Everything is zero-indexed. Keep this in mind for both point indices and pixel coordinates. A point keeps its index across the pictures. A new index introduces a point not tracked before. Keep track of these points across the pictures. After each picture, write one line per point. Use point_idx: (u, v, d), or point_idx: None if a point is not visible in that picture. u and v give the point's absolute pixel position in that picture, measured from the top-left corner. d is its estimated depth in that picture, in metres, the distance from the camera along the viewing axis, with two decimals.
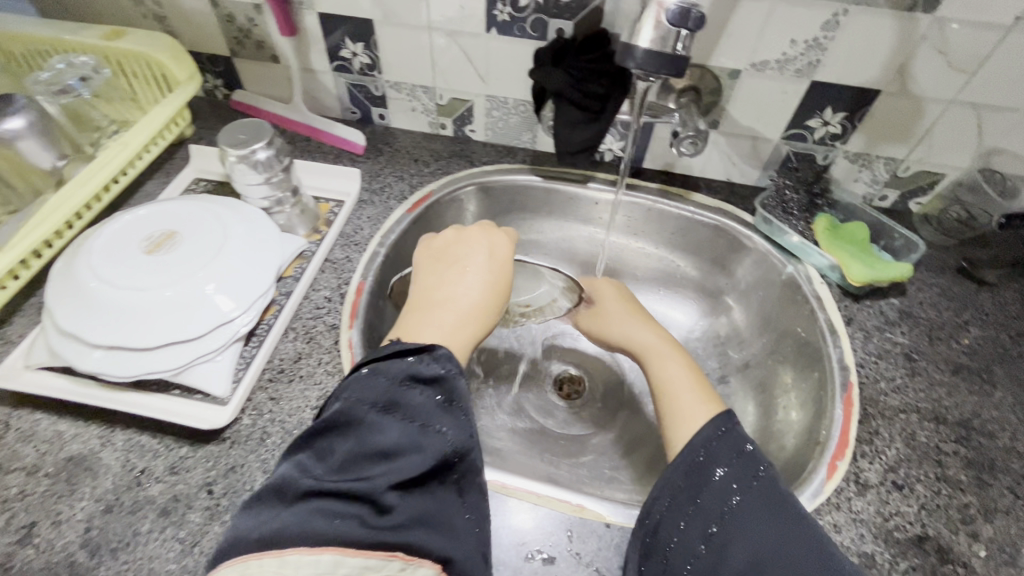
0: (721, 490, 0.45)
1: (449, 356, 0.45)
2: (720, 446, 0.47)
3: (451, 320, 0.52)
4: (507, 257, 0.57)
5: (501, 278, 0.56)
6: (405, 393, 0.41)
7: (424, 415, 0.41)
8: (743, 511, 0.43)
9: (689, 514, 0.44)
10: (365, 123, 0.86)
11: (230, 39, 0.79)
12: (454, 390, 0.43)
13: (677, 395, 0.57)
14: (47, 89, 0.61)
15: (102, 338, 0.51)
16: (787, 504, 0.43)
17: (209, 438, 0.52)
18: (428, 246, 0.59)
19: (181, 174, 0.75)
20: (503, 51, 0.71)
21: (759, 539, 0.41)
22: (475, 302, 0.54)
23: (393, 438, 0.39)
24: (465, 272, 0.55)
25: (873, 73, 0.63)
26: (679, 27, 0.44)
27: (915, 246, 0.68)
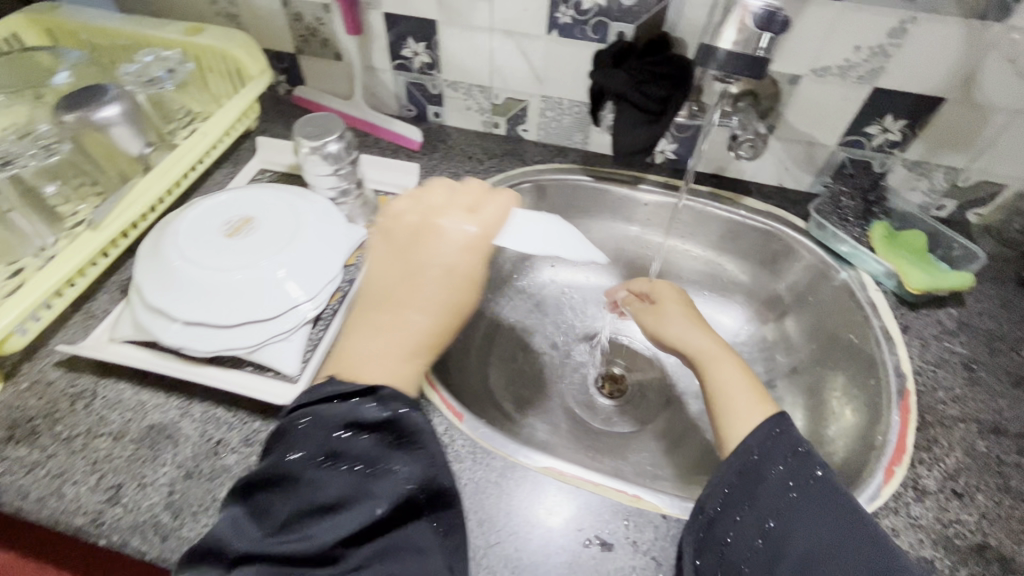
0: (778, 485, 0.45)
1: (394, 396, 0.44)
2: (778, 447, 0.47)
3: (402, 346, 0.47)
4: (478, 268, 0.50)
5: (465, 293, 0.50)
6: (345, 441, 0.41)
7: (367, 459, 0.41)
8: (802, 505, 0.43)
9: (746, 508, 0.45)
10: (420, 120, 0.89)
11: (297, 37, 0.83)
12: (403, 428, 0.43)
13: (728, 395, 0.56)
14: (136, 79, 0.67)
15: (187, 313, 0.55)
16: (847, 504, 0.44)
17: (280, 413, 0.54)
18: (393, 241, 0.52)
19: (248, 165, 0.78)
20: (563, 53, 0.73)
21: (819, 534, 0.42)
22: (429, 329, 0.48)
23: (336, 489, 0.39)
24: (426, 288, 0.49)
25: (938, 80, 0.63)
26: (764, 30, 0.45)
27: (975, 257, 0.67)
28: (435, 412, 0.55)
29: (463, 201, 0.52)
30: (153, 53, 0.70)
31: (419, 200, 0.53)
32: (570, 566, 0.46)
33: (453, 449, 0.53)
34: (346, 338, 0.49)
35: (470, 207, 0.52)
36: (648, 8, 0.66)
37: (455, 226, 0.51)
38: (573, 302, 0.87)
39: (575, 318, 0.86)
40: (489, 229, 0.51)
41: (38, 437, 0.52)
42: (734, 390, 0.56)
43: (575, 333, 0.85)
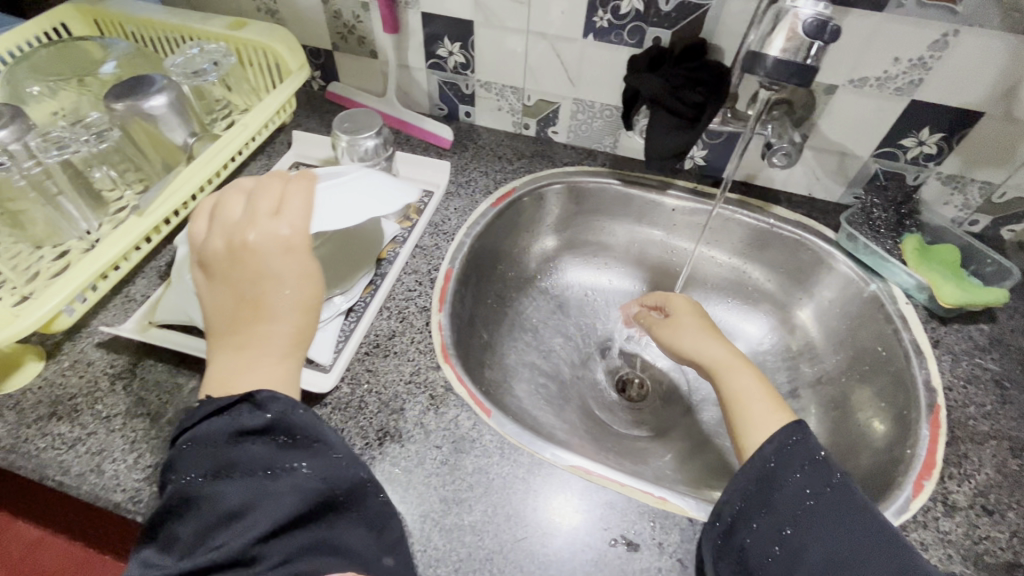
0: (794, 493, 0.45)
1: (274, 396, 0.43)
2: (794, 453, 0.47)
3: (269, 357, 0.46)
4: (305, 259, 0.48)
5: (310, 286, 0.48)
6: (240, 450, 0.41)
7: (264, 462, 0.41)
8: (820, 513, 0.43)
9: (766, 514, 0.45)
10: (451, 119, 0.90)
11: (334, 34, 0.84)
12: (291, 424, 0.43)
13: (745, 403, 0.55)
14: (183, 71, 0.69)
15: None
16: (866, 511, 0.43)
17: (313, 401, 0.55)
18: (210, 267, 0.48)
19: (283, 157, 0.80)
20: (598, 57, 0.73)
21: (835, 542, 0.42)
22: (293, 330, 0.47)
23: (238, 496, 0.39)
24: (268, 296, 0.46)
25: (978, 94, 0.62)
26: (815, 39, 0.46)
27: (1009, 273, 0.66)
28: (464, 405, 0.56)
29: (271, 201, 0.49)
30: (199, 46, 0.72)
31: (219, 218, 0.49)
32: (596, 564, 0.47)
33: (481, 443, 0.53)
34: (210, 369, 0.46)
35: (276, 206, 0.49)
36: (686, 14, 0.66)
37: (264, 233, 0.47)
38: (596, 304, 0.87)
39: (597, 321, 0.86)
40: (302, 220, 0.49)
41: (78, 415, 0.54)
42: (751, 400, 0.55)
43: (597, 335, 0.85)
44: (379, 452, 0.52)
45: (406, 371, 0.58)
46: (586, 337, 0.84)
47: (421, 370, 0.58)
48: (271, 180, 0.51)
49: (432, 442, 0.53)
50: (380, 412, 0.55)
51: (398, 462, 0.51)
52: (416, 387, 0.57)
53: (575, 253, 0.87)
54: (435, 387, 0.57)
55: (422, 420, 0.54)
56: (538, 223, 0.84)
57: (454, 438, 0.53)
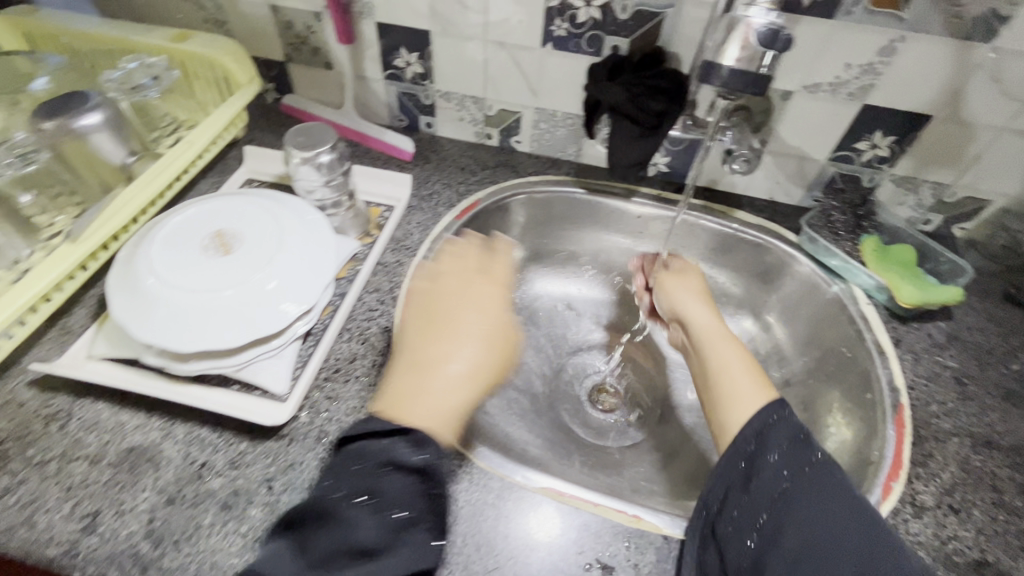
0: (771, 477, 0.44)
1: (433, 441, 0.45)
2: (774, 433, 0.46)
3: (450, 390, 0.49)
4: (502, 307, 0.57)
5: (501, 335, 0.54)
6: (386, 480, 0.43)
7: (403, 502, 0.42)
8: (795, 497, 0.42)
9: (748, 500, 0.44)
10: (412, 130, 0.88)
11: (286, 45, 0.81)
12: (437, 474, 0.44)
13: (730, 376, 0.55)
14: (120, 87, 0.64)
15: (151, 337, 0.50)
16: (846, 494, 0.42)
17: (268, 434, 0.52)
18: (416, 316, 0.56)
19: (234, 174, 0.77)
20: (557, 66, 0.73)
21: (812, 527, 0.40)
22: (474, 365, 0.51)
23: (373, 535, 0.40)
24: (458, 334, 0.52)
25: (926, 98, 0.63)
26: (768, 48, 0.46)
27: (961, 271, 0.68)
28: None
29: (470, 262, 0.61)
30: (137, 60, 0.68)
31: (433, 276, 0.60)
32: None
33: (449, 469, 0.51)
34: (384, 381, 0.50)
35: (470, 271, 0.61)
36: (642, 23, 0.66)
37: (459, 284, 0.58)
38: (566, 315, 0.85)
39: (569, 331, 0.84)
40: (491, 283, 0.59)
41: (7, 463, 0.49)
42: (731, 382, 0.54)
43: (569, 346, 0.83)
44: None
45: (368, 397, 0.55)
46: (558, 346, 0.83)
47: None
48: (467, 254, 0.62)
49: None
50: None
51: None
52: None
53: (542, 263, 0.86)
54: None
55: None
56: (504, 234, 0.83)
57: None
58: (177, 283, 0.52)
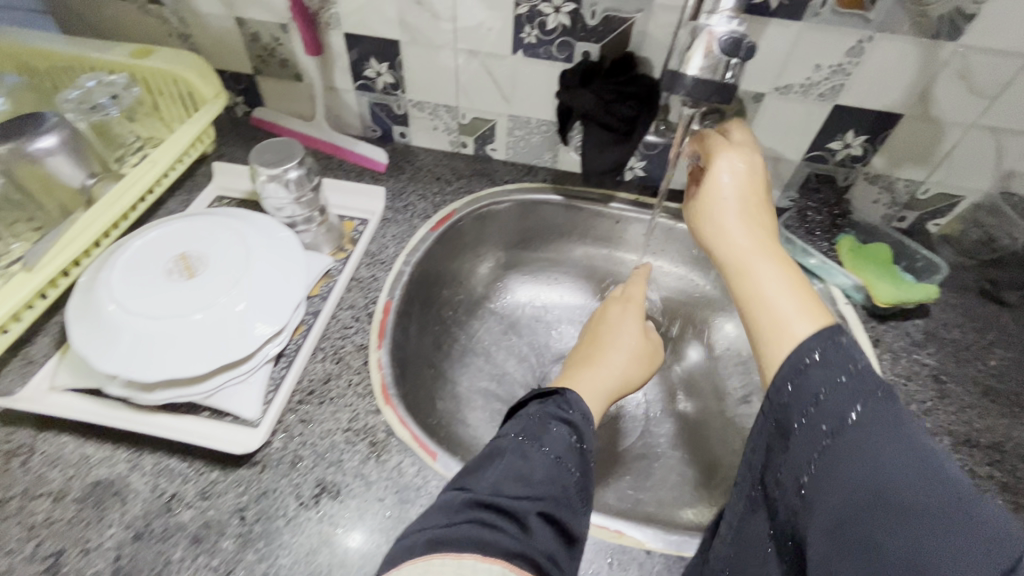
0: (811, 431, 0.36)
1: (576, 403, 0.52)
2: (809, 380, 0.36)
3: (597, 380, 0.60)
4: (637, 322, 0.67)
5: (644, 348, 0.65)
6: (546, 430, 0.49)
7: (558, 450, 0.47)
8: (836, 454, 0.34)
9: (784, 465, 0.37)
10: (386, 141, 0.87)
11: (254, 58, 0.79)
12: (584, 433, 0.50)
13: (764, 306, 0.42)
14: (77, 107, 0.63)
15: (114, 367, 0.48)
16: (906, 446, 0.32)
17: (240, 461, 0.51)
18: (585, 340, 0.68)
19: (204, 192, 0.75)
20: (529, 73, 0.72)
21: (857, 487, 0.32)
22: (621, 366, 0.62)
23: (537, 474, 0.45)
24: (611, 343, 0.64)
25: (896, 97, 0.64)
26: (730, 55, 0.45)
27: (937, 268, 0.68)
28: (407, 450, 0.53)
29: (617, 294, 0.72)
30: (96, 77, 0.66)
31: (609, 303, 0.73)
32: None
33: (428, 491, 0.50)
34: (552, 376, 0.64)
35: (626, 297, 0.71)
36: (613, 28, 0.65)
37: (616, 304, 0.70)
38: (548, 322, 0.84)
39: (552, 339, 0.83)
40: (635, 301, 0.70)
41: None
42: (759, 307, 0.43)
43: (552, 353, 0.82)
44: (316, 512, 0.48)
45: (344, 418, 0.54)
46: (541, 355, 0.82)
47: (360, 416, 0.55)
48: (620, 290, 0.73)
49: (377, 495, 0.50)
50: (316, 466, 0.51)
51: (338, 522, 0.48)
52: (355, 434, 0.53)
53: (522, 271, 0.85)
54: (375, 433, 0.54)
55: (361, 471, 0.51)
56: (482, 243, 0.82)
57: (398, 488, 0.50)
58: (138, 311, 0.50)
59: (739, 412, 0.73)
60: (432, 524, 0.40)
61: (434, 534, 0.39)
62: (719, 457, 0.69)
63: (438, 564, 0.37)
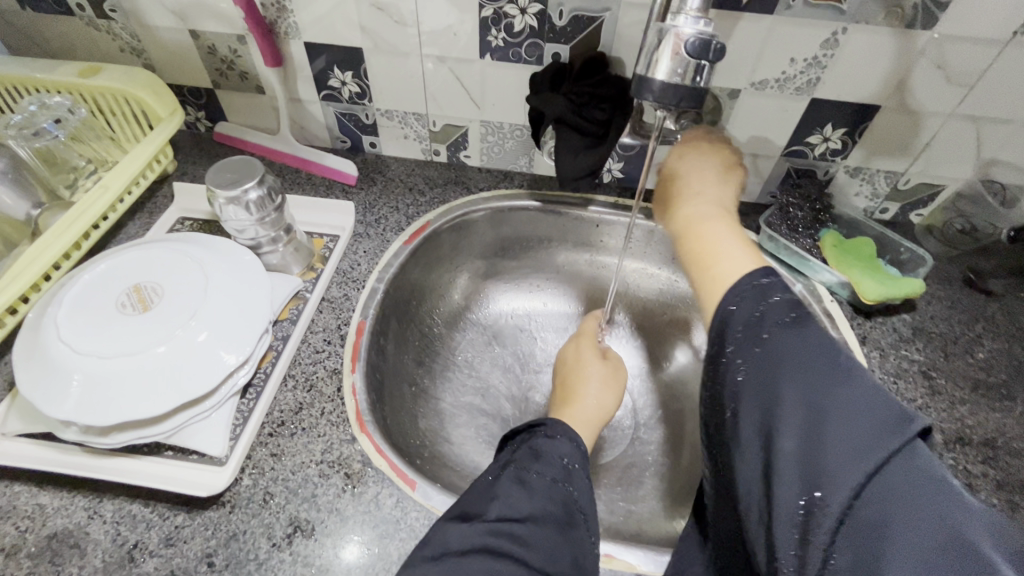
0: (732, 360, 0.38)
1: (562, 430, 0.49)
2: (736, 319, 0.39)
3: (586, 425, 0.59)
4: (591, 351, 0.68)
5: (613, 379, 0.65)
6: (537, 454, 0.47)
7: (552, 474, 0.45)
8: (756, 377, 0.36)
9: (714, 399, 0.39)
10: (356, 151, 0.84)
11: (212, 71, 0.76)
12: (575, 455, 0.48)
13: (711, 250, 0.46)
14: (19, 133, 0.61)
15: (69, 412, 0.45)
16: (812, 360, 0.35)
17: (208, 503, 0.48)
18: (556, 386, 0.67)
19: (164, 214, 0.71)
20: (498, 77, 0.69)
21: (773, 407, 0.35)
22: (600, 406, 0.61)
23: (527, 506, 0.42)
24: (583, 377, 0.64)
25: (872, 89, 0.62)
26: (698, 59, 0.44)
27: (922, 261, 0.67)
28: (385, 480, 0.50)
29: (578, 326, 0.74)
30: (39, 100, 0.64)
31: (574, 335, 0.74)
32: None
33: (407, 524, 0.48)
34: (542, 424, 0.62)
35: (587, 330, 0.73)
36: (582, 28, 0.63)
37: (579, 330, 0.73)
38: (532, 332, 0.82)
39: (536, 347, 0.81)
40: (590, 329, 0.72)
41: None
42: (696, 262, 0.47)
43: (537, 362, 0.80)
44: (290, 552, 0.46)
45: (317, 449, 0.52)
46: (526, 364, 0.79)
47: (334, 446, 0.52)
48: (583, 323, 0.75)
49: (351, 532, 0.47)
50: (288, 503, 0.48)
51: (313, 562, 0.46)
52: (329, 467, 0.51)
53: (502, 279, 0.83)
54: (350, 463, 0.51)
55: (336, 506, 0.49)
56: (458, 254, 0.79)
57: (377, 522, 0.48)
58: (87, 351, 0.47)
59: None
60: (442, 553, 0.39)
61: (442, 563, 0.38)
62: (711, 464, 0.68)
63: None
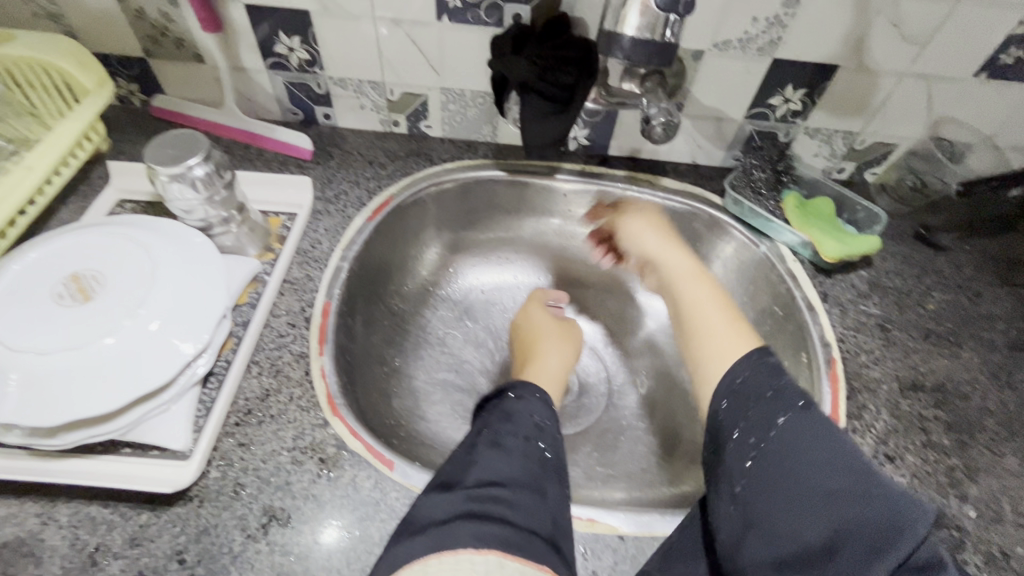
0: (740, 446, 0.42)
1: (527, 390, 0.51)
2: (740, 395, 0.46)
3: (554, 380, 0.60)
4: (545, 312, 0.69)
5: (572, 334, 0.67)
6: (508, 413, 0.48)
7: (524, 431, 0.46)
8: (767, 462, 0.40)
9: (724, 473, 0.43)
10: (309, 124, 0.79)
11: (143, 38, 0.69)
12: (543, 412, 0.49)
13: (707, 329, 0.55)
14: None
15: (8, 414, 0.41)
16: (822, 449, 0.39)
17: (173, 499, 0.46)
18: (516, 348, 0.67)
19: (100, 196, 0.66)
20: (457, 40, 0.66)
21: (789, 494, 0.38)
22: (561, 362, 0.63)
23: (502, 468, 0.43)
24: (542, 340, 0.64)
25: (832, 48, 0.63)
26: (669, 12, 0.43)
27: (877, 218, 0.70)
28: (361, 463, 0.49)
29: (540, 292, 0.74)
30: None
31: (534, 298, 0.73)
32: None
33: (387, 505, 0.47)
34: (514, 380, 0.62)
35: (542, 295, 0.73)
36: None
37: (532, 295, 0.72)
38: (503, 305, 0.80)
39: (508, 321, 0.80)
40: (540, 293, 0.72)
41: None
42: (710, 326, 0.55)
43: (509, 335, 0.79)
44: (266, 542, 0.44)
45: (288, 437, 0.50)
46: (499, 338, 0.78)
47: (306, 432, 0.50)
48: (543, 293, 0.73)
49: (327, 520, 0.46)
50: (261, 493, 0.47)
51: (291, 550, 0.44)
52: (302, 453, 0.49)
53: (470, 252, 0.81)
54: (324, 448, 0.50)
55: (312, 492, 0.47)
56: (423, 229, 0.76)
57: (356, 505, 0.47)
58: (23, 347, 0.43)
59: None
60: (428, 523, 0.38)
61: (427, 534, 0.37)
62: (685, 422, 0.70)
63: (435, 564, 0.36)
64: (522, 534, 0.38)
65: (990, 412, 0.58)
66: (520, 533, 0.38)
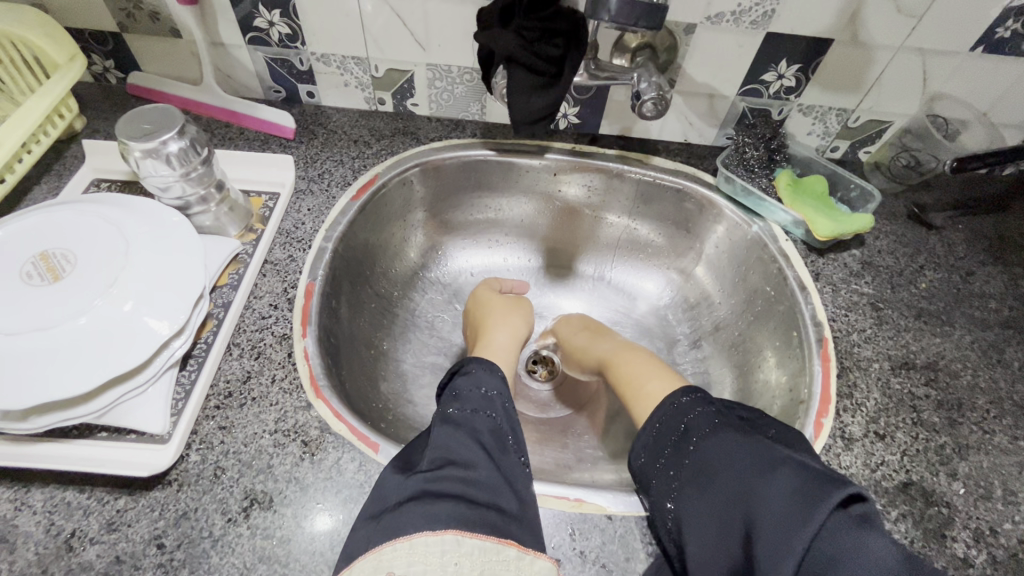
0: (664, 479, 0.45)
1: (479, 365, 0.51)
2: (661, 440, 0.48)
3: (506, 354, 0.60)
4: (492, 295, 0.68)
5: (523, 313, 0.66)
6: (458, 391, 0.48)
7: (473, 404, 0.47)
8: (692, 488, 0.43)
9: (659, 503, 0.45)
10: (292, 102, 0.77)
11: (116, 11, 0.67)
12: (495, 381, 0.49)
13: (635, 385, 0.58)
14: None
15: None
16: (731, 460, 0.42)
17: (151, 483, 0.45)
18: (469, 329, 0.66)
19: (75, 175, 0.64)
20: (443, 13, 0.64)
21: (716, 510, 0.41)
22: (510, 338, 0.62)
23: (448, 442, 0.44)
24: (492, 320, 0.64)
25: (827, 22, 0.61)
26: None
27: (870, 197, 0.69)
28: (345, 445, 0.48)
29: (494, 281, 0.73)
30: None
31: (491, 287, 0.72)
32: None
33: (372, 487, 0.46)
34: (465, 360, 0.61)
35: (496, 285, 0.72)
36: None
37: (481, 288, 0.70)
38: None
39: None
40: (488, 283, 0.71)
41: None
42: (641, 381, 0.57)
43: None
44: (248, 526, 0.44)
45: (271, 420, 0.49)
46: None
47: (289, 414, 0.49)
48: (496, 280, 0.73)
49: (310, 503, 0.45)
50: (242, 476, 0.46)
51: (273, 534, 0.43)
52: (284, 436, 0.48)
53: (459, 235, 0.80)
54: (307, 430, 0.49)
55: (295, 475, 0.46)
56: (409, 211, 0.75)
57: (340, 488, 0.46)
58: None
59: (690, 357, 0.72)
60: (382, 508, 0.40)
61: (381, 521, 0.39)
62: None
63: (389, 552, 0.37)
64: (477, 508, 0.40)
65: (980, 389, 0.57)
66: (474, 508, 0.40)
